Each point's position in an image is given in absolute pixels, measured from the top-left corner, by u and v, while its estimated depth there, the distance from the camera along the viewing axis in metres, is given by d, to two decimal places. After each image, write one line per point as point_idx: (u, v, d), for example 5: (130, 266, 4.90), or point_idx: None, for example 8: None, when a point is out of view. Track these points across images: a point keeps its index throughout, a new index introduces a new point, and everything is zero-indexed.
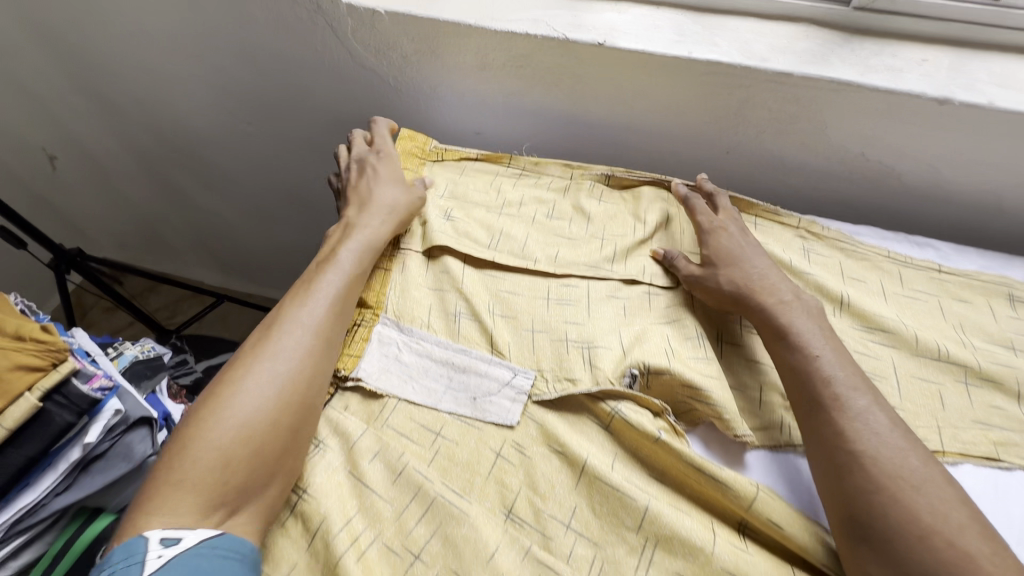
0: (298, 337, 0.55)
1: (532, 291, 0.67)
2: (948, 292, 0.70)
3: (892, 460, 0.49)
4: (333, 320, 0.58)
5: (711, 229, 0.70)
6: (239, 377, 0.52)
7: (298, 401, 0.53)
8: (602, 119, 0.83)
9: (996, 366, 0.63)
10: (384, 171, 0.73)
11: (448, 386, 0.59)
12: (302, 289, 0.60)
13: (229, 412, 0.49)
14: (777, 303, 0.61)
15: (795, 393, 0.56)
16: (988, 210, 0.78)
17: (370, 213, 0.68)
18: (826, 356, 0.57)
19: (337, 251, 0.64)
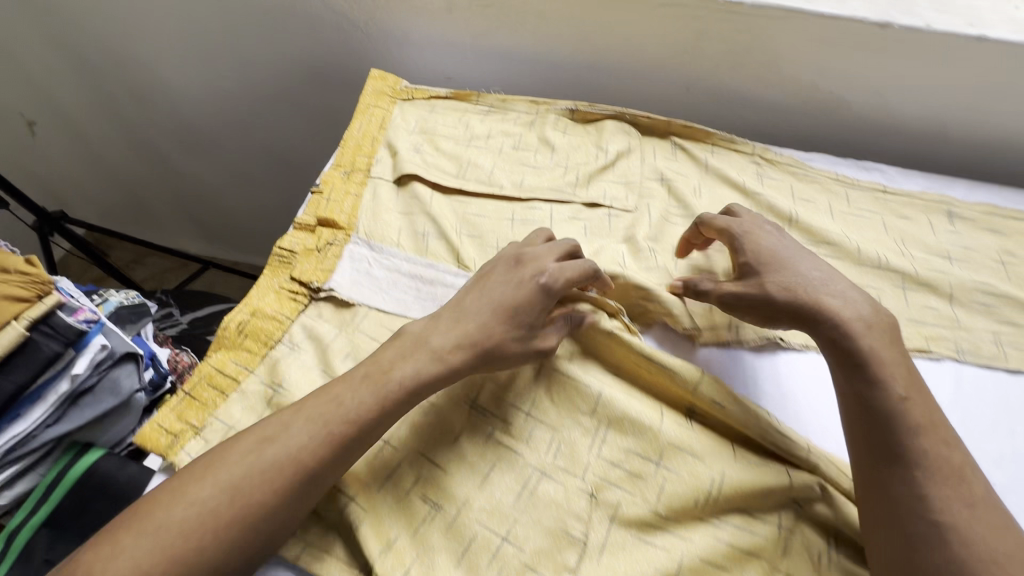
0: (278, 472, 0.47)
1: (498, 213, 0.70)
2: (891, 210, 0.75)
3: (986, 541, 0.43)
4: (328, 462, 0.48)
5: (743, 234, 0.61)
6: (199, 494, 0.46)
7: (249, 543, 0.45)
8: (567, 58, 0.86)
9: (931, 272, 0.67)
10: (520, 302, 0.55)
11: (417, 296, 0.63)
12: (321, 410, 0.50)
13: (169, 528, 0.44)
14: (860, 327, 0.52)
15: (873, 447, 0.48)
16: (932, 138, 0.82)
17: (459, 334, 0.54)
18: (913, 404, 0.49)
19: (393, 365, 0.52)
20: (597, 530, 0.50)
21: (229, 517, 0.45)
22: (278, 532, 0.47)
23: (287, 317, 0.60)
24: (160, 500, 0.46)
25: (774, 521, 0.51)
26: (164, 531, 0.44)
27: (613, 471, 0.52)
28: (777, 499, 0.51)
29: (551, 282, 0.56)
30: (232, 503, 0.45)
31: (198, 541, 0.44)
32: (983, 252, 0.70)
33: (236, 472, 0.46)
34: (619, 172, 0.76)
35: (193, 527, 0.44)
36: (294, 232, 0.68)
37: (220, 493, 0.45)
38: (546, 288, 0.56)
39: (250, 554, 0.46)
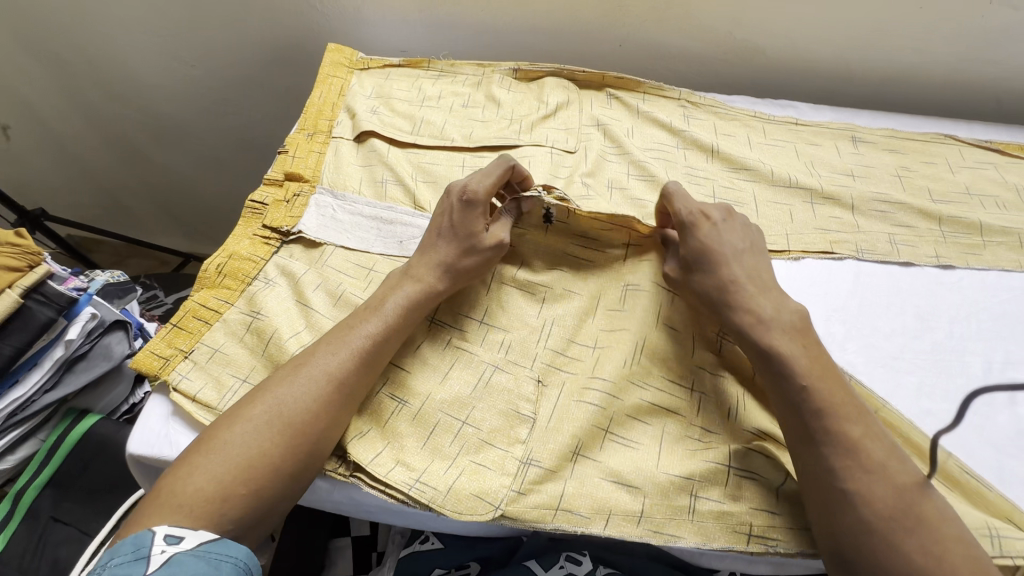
0: (316, 383, 0.52)
1: (450, 161, 0.78)
2: (802, 139, 0.83)
3: (887, 501, 0.46)
4: (357, 373, 0.54)
5: (688, 222, 0.59)
6: (252, 413, 0.51)
7: (306, 444, 0.51)
8: (509, 25, 0.94)
9: (836, 187, 0.76)
10: (457, 220, 0.61)
11: (378, 234, 0.70)
12: (337, 335, 0.56)
13: (233, 444, 0.49)
14: (760, 330, 0.53)
15: (785, 426, 0.51)
16: (840, 74, 0.92)
17: (430, 261, 0.61)
18: (817, 388, 0.50)
19: (385, 297, 0.59)
20: (545, 407, 0.58)
21: (283, 425, 0.50)
22: (328, 435, 0.52)
23: (261, 258, 0.67)
24: (218, 427, 0.50)
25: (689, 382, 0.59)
26: (229, 449, 0.48)
27: (557, 359, 0.61)
28: (689, 365, 0.59)
29: (472, 199, 0.61)
30: (282, 414, 0.51)
31: (261, 449, 0.49)
32: (882, 168, 0.79)
33: (279, 390, 0.52)
34: (559, 120, 0.83)
35: (253, 439, 0.49)
36: (264, 187, 0.74)
37: (270, 410, 0.51)
38: (471, 204, 0.61)
39: (308, 456, 0.51)
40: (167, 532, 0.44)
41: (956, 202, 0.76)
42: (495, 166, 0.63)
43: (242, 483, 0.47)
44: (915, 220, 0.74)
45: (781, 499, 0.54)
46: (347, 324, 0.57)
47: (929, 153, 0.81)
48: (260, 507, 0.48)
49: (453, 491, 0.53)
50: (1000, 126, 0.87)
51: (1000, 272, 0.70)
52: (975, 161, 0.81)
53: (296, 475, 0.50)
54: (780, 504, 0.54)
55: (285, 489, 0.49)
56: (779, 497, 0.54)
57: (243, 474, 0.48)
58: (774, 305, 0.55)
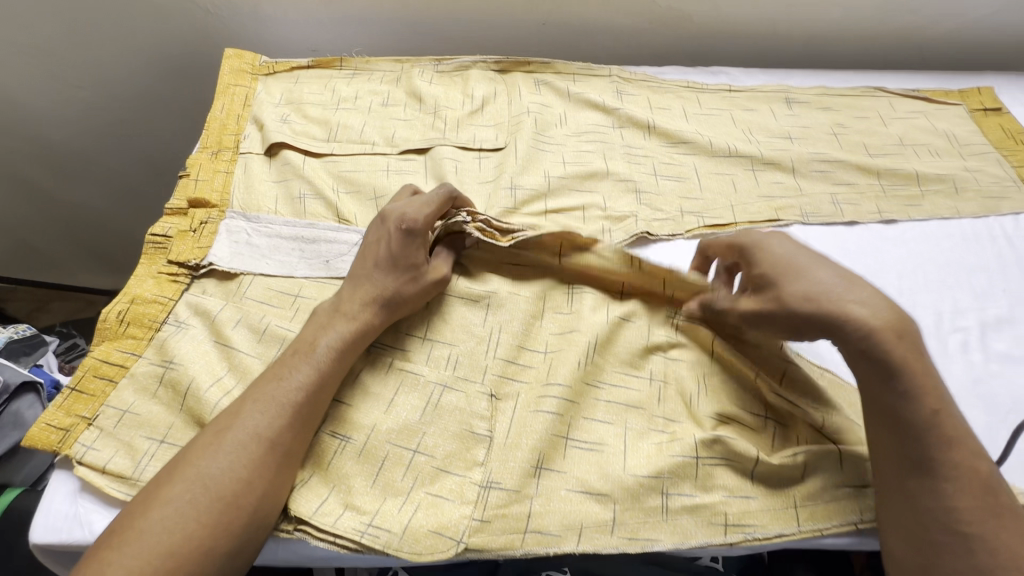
0: (244, 446, 0.47)
1: (373, 167, 0.72)
2: (738, 105, 0.81)
3: (1010, 549, 0.42)
4: (291, 429, 0.49)
5: (752, 244, 0.54)
6: (172, 492, 0.45)
7: (238, 518, 0.45)
8: (424, 12, 0.87)
9: (775, 152, 0.74)
10: (395, 251, 0.57)
11: (301, 256, 0.64)
12: (266, 388, 0.50)
13: (151, 531, 0.43)
14: (889, 338, 0.45)
15: (895, 451, 0.46)
16: (767, 36, 0.90)
17: (360, 294, 0.55)
18: (944, 415, 0.45)
19: (316, 338, 0.53)
20: (501, 423, 0.54)
21: (211, 500, 0.45)
22: (267, 503, 0.47)
23: (169, 298, 0.60)
24: (132, 514, 0.44)
25: (647, 373, 0.57)
26: (148, 535, 0.43)
27: (509, 368, 0.57)
28: (648, 360, 0.57)
29: (411, 226, 0.56)
30: (207, 490, 0.45)
31: (187, 532, 0.43)
32: (818, 128, 0.78)
33: (203, 463, 0.46)
34: (487, 113, 0.78)
35: (173, 523, 0.43)
36: (166, 218, 0.67)
37: (192, 486, 0.45)
38: (408, 232, 0.56)
39: (245, 530, 0.45)
40: None
41: (892, 154, 0.75)
42: (432, 195, 0.59)
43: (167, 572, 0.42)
44: (855, 177, 0.73)
45: (754, 484, 0.51)
46: (274, 374, 0.51)
47: (861, 107, 0.81)
48: None
49: (410, 531, 0.48)
50: (925, 73, 0.87)
51: (940, 220, 0.70)
52: (905, 111, 0.81)
53: (229, 554, 0.44)
54: (755, 488, 0.51)
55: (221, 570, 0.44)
56: (752, 482, 0.51)
57: (167, 563, 0.42)
58: (886, 305, 0.47)
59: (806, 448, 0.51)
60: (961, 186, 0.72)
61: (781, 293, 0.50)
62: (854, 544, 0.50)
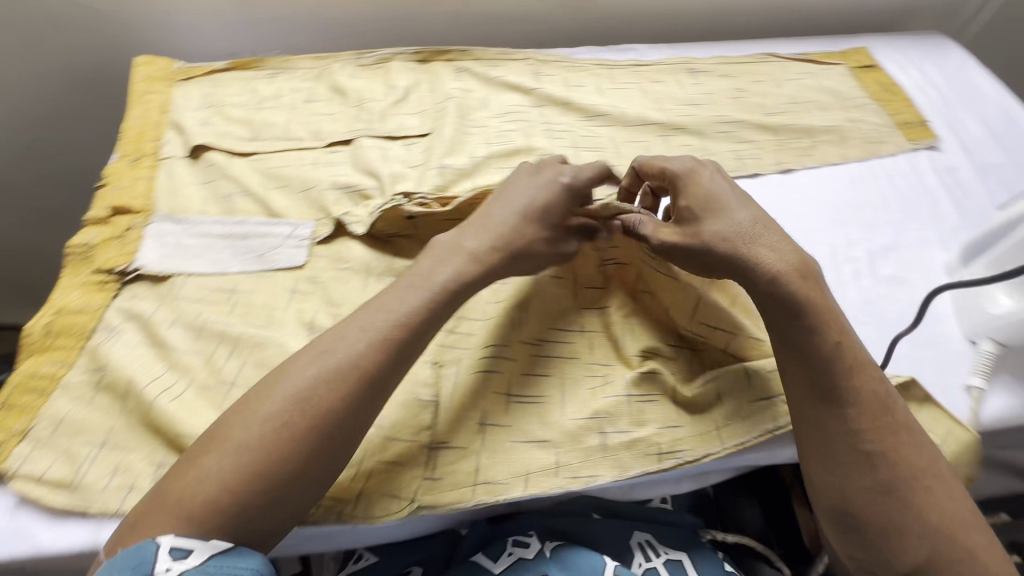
0: (342, 377, 0.43)
1: (300, 161, 0.73)
2: (647, 78, 0.86)
3: (908, 460, 0.45)
4: (392, 367, 0.45)
5: (683, 177, 0.57)
6: (268, 411, 0.42)
7: (327, 452, 0.42)
8: (340, 10, 0.89)
9: (682, 119, 0.80)
10: (546, 200, 0.57)
11: (234, 252, 0.64)
12: (373, 316, 0.46)
13: (247, 443, 0.40)
14: (792, 277, 0.50)
15: (802, 382, 0.49)
16: (669, 14, 0.96)
17: (491, 236, 0.53)
18: (845, 344, 0.49)
19: (434, 270, 0.50)
20: (446, 388, 0.56)
21: (306, 425, 0.41)
22: (354, 436, 0.44)
23: (99, 306, 0.59)
24: (227, 422, 0.42)
25: (580, 326, 0.61)
26: (244, 451, 0.40)
27: (449, 337, 0.59)
28: (581, 316, 0.62)
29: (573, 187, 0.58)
30: (303, 414, 0.42)
31: (280, 452, 0.40)
32: (720, 93, 0.85)
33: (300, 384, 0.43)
34: (412, 102, 0.81)
35: (269, 441, 0.40)
36: (88, 228, 0.65)
37: (289, 408, 0.42)
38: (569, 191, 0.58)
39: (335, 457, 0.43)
40: (172, 545, 0.37)
41: (786, 112, 0.83)
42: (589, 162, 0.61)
43: (257, 493, 0.40)
44: (755, 134, 0.80)
45: (680, 411, 0.56)
46: (381, 301, 0.48)
47: (757, 72, 0.88)
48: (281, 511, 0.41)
49: (363, 496, 0.50)
50: (812, 38, 0.96)
51: (832, 166, 0.77)
52: (795, 73, 0.88)
53: (312, 486, 0.42)
54: (682, 415, 0.55)
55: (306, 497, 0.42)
56: (675, 403, 0.56)
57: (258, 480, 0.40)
58: (793, 249, 0.52)
59: (715, 376, 0.56)
60: (846, 135, 0.80)
61: (700, 229, 0.53)
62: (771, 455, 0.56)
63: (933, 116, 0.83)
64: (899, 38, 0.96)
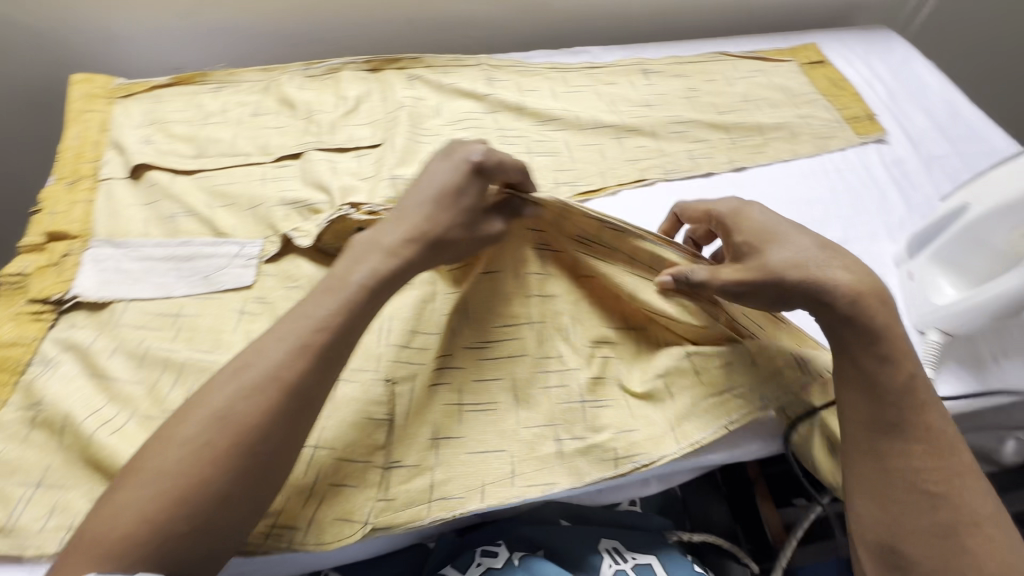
0: (262, 391, 0.41)
1: (247, 177, 0.71)
2: (601, 80, 0.86)
3: (970, 505, 0.44)
4: (317, 372, 0.44)
5: (728, 215, 0.56)
6: (190, 432, 0.40)
7: (257, 467, 0.40)
8: (288, 21, 0.87)
9: (636, 120, 0.80)
10: (457, 185, 0.53)
11: (178, 275, 0.63)
12: (290, 326, 0.45)
13: (168, 468, 0.39)
14: (870, 305, 0.48)
15: (869, 413, 0.47)
16: (622, 15, 0.96)
17: (405, 229, 0.51)
18: (919, 380, 0.48)
19: (349, 270, 0.48)
20: (401, 405, 0.54)
21: (230, 442, 0.40)
22: (287, 448, 0.42)
23: (33, 338, 0.57)
24: (149, 447, 0.40)
25: (526, 318, 0.59)
26: (166, 476, 0.39)
27: (403, 352, 0.57)
28: (523, 305, 0.59)
29: (483, 164, 0.54)
30: (225, 432, 0.40)
31: (206, 473, 0.39)
32: (673, 94, 0.85)
33: (221, 402, 0.41)
34: (363, 112, 0.79)
35: (192, 463, 0.39)
36: (22, 256, 0.63)
37: (211, 427, 0.40)
38: (480, 170, 0.54)
39: (266, 472, 0.41)
40: None
41: (738, 110, 0.83)
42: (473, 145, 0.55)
43: (184, 518, 0.38)
44: (707, 134, 0.80)
45: (635, 405, 0.56)
46: (300, 308, 0.46)
47: (709, 71, 0.89)
48: (214, 535, 0.39)
49: (315, 522, 0.49)
50: (762, 36, 0.97)
51: (783, 163, 0.78)
52: (746, 71, 0.89)
53: (245, 507, 0.40)
54: (637, 409, 0.56)
55: (241, 516, 0.40)
56: (626, 395, 0.57)
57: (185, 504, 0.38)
58: (864, 274, 0.50)
59: (665, 373, 0.56)
60: (796, 131, 0.81)
61: (765, 261, 0.50)
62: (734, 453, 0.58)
63: (880, 109, 0.85)
64: (846, 33, 0.98)
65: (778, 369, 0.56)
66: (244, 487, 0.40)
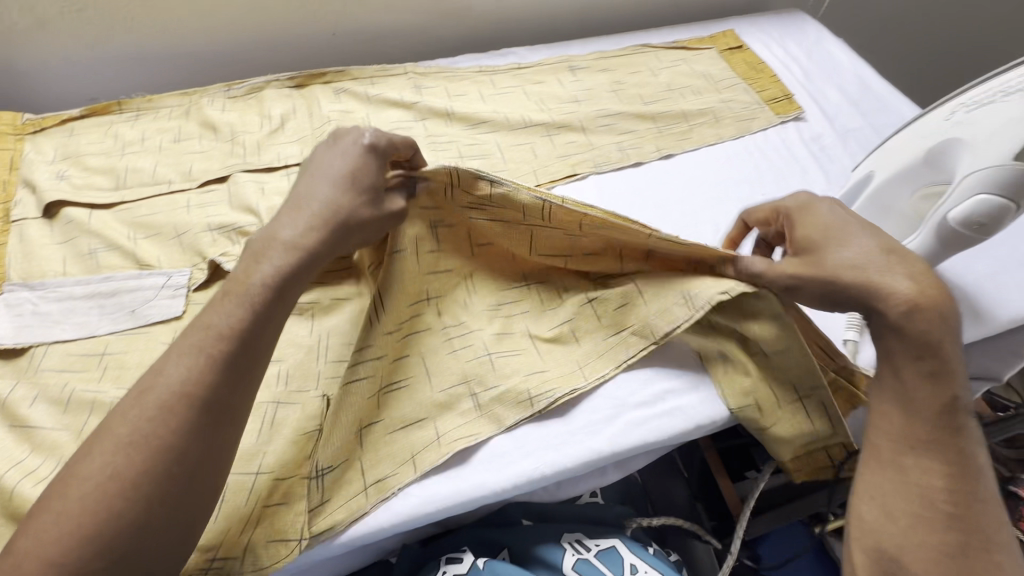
0: (170, 410, 0.39)
1: (170, 205, 0.69)
2: (529, 80, 0.87)
3: (987, 531, 0.42)
4: (227, 383, 0.41)
5: (795, 209, 0.54)
6: (93, 467, 0.37)
7: (175, 490, 0.38)
8: (205, 41, 0.85)
9: (565, 116, 0.82)
10: (352, 167, 0.50)
11: (102, 312, 0.60)
12: (193, 337, 0.42)
13: (72, 507, 0.36)
14: (929, 325, 0.45)
15: (902, 425, 0.45)
16: (546, 14, 0.98)
17: (304, 216, 0.47)
18: (964, 404, 0.45)
19: (249, 270, 0.44)
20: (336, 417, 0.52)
21: (139, 469, 0.37)
22: (206, 466, 0.40)
23: None
24: (51, 487, 0.37)
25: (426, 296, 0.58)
26: (70, 516, 0.36)
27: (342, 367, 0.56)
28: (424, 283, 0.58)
29: (375, 144, 0.51)
30: (134, 459, 0.37)
31: (116, 506, 0.36)
32: (600, 88, 0.87)
33: (126, 429, 0.38)
34: (290, 129, 0.78)
35: (99, 498, 0.36)
36: None
37: (116, 458, 0.37)
38: (373, 149, 0.51)
39: (187, 493, 0.39)
40: None
41: (663, 99, 0.86)
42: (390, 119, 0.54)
43: (99, 555, 0.35)
44: (635, 124, 0.82)
45: (546, 352, 0.59)
46: (202, 319, 0.43)
47: (633, 64, 0.91)
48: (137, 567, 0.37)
49: (249, 549, 0.48)
50: (683, 26, 1.00)
51: (709, 147, 0.81)
52: (669, 61, 0.92)
53: (168, 531, 0.38)
54: (549, 352, 0.59)
55: (167, 541, 0.38)
56: (535, 342, 0.59)
57: (96, 543, 0.36)
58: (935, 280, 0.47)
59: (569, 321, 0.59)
60: (719, 116, 0.84)
61: (820, 262, 0.49)
62: (648, 397, 0.57)
63: (797, 89, 0.89)
64: (761, 17, 1.01)
65: (668, 310, 0.55)
66: (163, 513, 0.38)
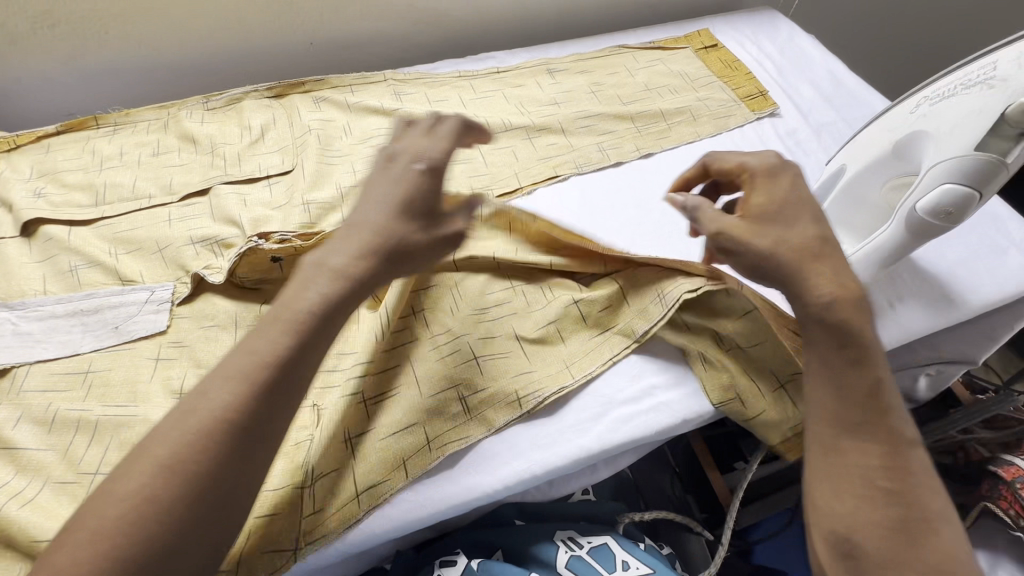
0: (214, 435, 0.37)
1: (151, 220, 0.68)
2: (508, 84, 0.88)
3: (925, 503, 0.41)
4: (273, 410, 0.39)
5: (759, 171, 0.53)
6: (134, 491, 0.35)
7: (217, 519, 0.37)
8: (181, 53, 0.85)
9: (545, 119, 0.82)
10: (410, 190, 0.47)
11: (84, 330, 0.60)
12: (240, 360, 0.39)
13: (106, 533, 0.34)
14: (846, 307, 0.46)
15: (833, 406, 0.45)
16: (523, 18, 0.99)
17: (356, 244, 0.44)
18: (888, 381, 0.45)
19: (299, 294, 0.42)
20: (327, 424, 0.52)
21: (182, 497, 0.35)
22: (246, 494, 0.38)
23: None
24: (83, 510, 0.35)
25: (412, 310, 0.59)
26: (105, 542, 0.34)
27: (328, 377, 0.56)
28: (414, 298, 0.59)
29: (434, 165, 0.48)
30: (175, 485, 0.35)
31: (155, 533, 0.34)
32: (579, 90, 0.88)
33: (167, 450, 0.36)
34: (270, 140, 0.78)
35: (138, 524, 0.34)
36: None
37: (157, 483, 0.35)
38: (433, 171, 0.48)
39: (227, 521, 0.37)
40: None
41: (641, 99, 0.87)
42: (445, 133, 0.51)
43: None
44: (614, 125, 0.83)
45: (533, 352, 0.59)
46: (250, 339, 0.40)
47: (610, 65, 0.92)
48: None
49: (244, 561, 0.47)
50: (659, 26, 1.01)
51: (688, 145, 0.82)
52: (646, 61, 0.93)
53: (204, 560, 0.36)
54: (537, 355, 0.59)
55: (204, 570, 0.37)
56: (522, 342, 0.59)
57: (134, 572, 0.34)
58: None
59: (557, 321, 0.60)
60: (697, 114, 0.85)
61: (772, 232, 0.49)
62: (634, 394, 0.58)
63: (771, 85, 0.90)
64: (735, 16, 1.03)
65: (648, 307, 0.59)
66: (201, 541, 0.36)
